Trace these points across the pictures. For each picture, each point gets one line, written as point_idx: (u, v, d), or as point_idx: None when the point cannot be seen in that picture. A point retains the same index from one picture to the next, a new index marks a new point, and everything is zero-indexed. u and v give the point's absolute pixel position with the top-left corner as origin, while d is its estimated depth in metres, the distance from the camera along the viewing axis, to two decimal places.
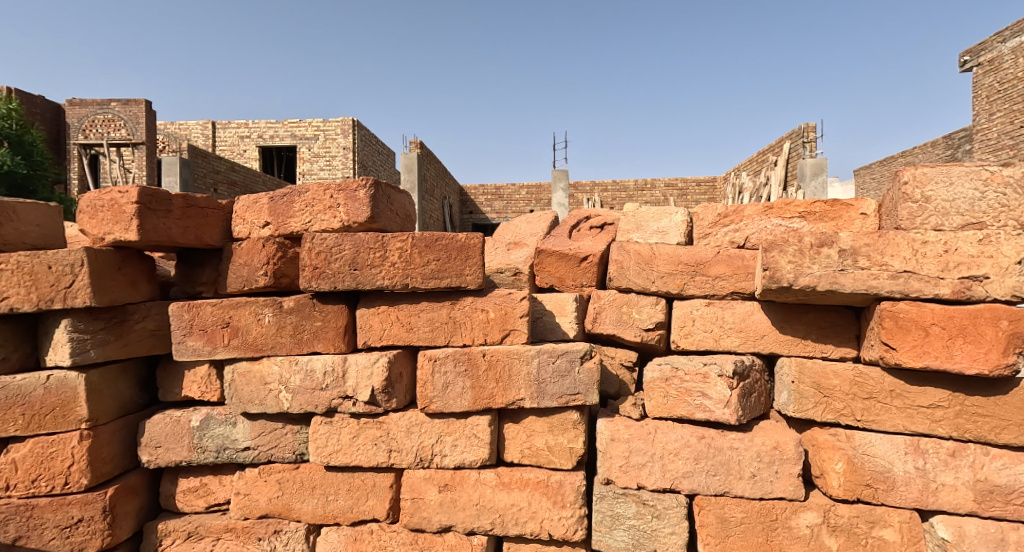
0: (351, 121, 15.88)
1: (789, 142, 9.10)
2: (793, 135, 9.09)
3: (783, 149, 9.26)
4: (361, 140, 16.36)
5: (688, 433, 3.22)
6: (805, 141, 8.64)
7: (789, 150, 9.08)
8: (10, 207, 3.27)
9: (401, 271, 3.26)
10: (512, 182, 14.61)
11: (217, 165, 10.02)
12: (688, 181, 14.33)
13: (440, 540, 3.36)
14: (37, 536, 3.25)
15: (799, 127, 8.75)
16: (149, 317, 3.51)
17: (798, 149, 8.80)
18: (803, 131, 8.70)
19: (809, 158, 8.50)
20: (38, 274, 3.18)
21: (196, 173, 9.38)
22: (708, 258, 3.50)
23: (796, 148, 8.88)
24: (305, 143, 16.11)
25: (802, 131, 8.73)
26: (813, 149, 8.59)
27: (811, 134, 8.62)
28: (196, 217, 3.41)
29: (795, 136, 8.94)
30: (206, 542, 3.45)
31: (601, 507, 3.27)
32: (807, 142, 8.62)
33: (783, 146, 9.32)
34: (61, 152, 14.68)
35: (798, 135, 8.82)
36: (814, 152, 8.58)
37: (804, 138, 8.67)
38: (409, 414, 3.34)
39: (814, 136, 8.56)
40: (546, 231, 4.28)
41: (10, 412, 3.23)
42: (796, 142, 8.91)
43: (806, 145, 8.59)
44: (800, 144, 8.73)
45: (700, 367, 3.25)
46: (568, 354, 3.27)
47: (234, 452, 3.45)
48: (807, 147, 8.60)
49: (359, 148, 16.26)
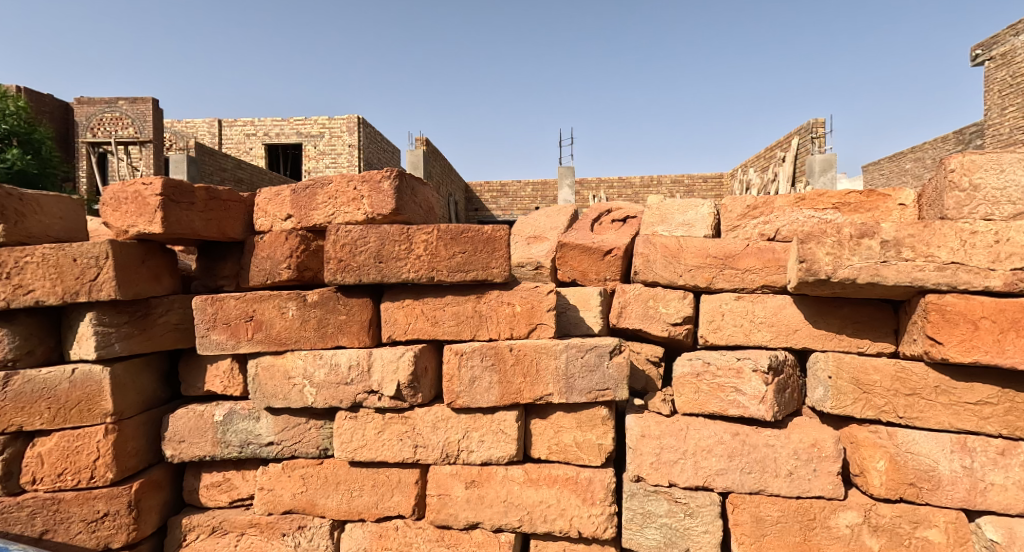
0: (358, 119, 15.92)
1: (798, 137, 8.96)
2: (802, 130, 8.95)
3: (792, 144, 9.11)
4: (367, 138, 16.36)
5: (721, 430, 3.16)
6: (814, 136, 8.50)
7: (797, 146, 8.94)
8: (33, 200, 3.25)
9: (426, 263, 3.20)
10: (518, 179, 14.58)
11: (224, 161, 9.94)
12: (695, 177, 14.28)
13: (467, 537, 3.31)
14: (63, 530, 3.24)
15: (807, 122, 8.61)
16: (172, 311, 3.49)
17: (806, 145, 8.66)
18: (812, 126, 8.56)
19: (819, 153, 8.35)
20: (63, 266, 3.16)
21: (200, 171, 9.29)
22: (737, 250, 3.41)
23: (804, 144, 8.74)
24: (311, 141, 16.13)
25: (811, 126, 8.58)
26: (821, 144, 8.45)
27: (821, 129, 8.49)
28: (218, 209, 3.37)
29: (804, 131, 8.80)
30: (231, 537, 3.43)
31: (632, 505, 3.21)
32: (817, 137, 8.48)
33: (791, 142, 9.18)
34: (70, 149, 14.82)
35: (806, 131, 8.69)
36: (823, 147, 8.44)
37: (812, 134, 8.53)
38: (435, 409, 3.29)
39: (823, 131, 8.42)
40: (567, 224, 4.19)
41: (36, 406, 3.21)
42: (804, 138, 8.76)
43: (815, 140, 8.46)
44: (808, 139, 8.60)
45: (733, 361, 3.17)
46: (597, 348, 3.20)
47: (258, 446, 3.41)
48: (816, 142, 8.45)
49: (365, 145, 16.26)
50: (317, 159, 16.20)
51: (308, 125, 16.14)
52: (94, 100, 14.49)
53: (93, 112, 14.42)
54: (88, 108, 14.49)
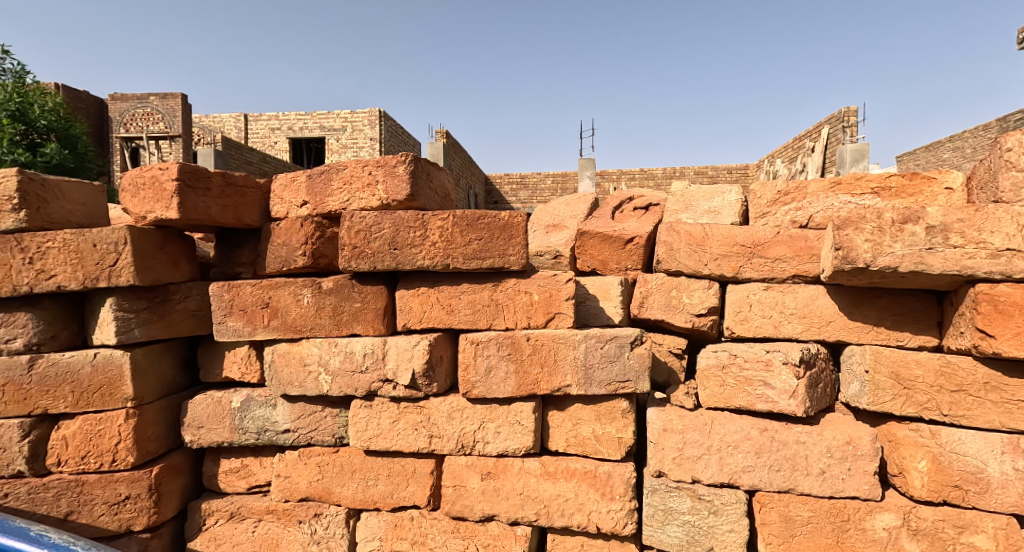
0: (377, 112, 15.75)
1: (830, 125, 8.51)
2: (832, 118, 8.55)
3: (822, 133, 8.71)
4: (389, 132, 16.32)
5: (748, 425, 3.04)
6: (846, 125, 8.13)
7: (828, 135, 8.52)
8: (56, 186, 3.29)
9: (442, 250, 3.13)
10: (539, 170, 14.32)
11: (252, 157, 10.12)
12: (719, 167, 13.92)
13: (482, 529, 3.26)
14: (87, 512, 3.28)
15: (840, 110, 8.18)
16: (190, 297, 3.50)
17: (837, 134, 8.28)
18: (843, 114, 8.18)
19: (850, 142, 7.97)
20: (84, 252, 3.19)
21: (226, 166, 9.33)
22: (767, 238, 3.24)
23: (834, 133, 8.38)
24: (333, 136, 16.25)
25: (843, 114, 8.18)
26: (853, 133, 8.06)
27: (853, 118, 8.09)
28: (234, 195, 3.35)
29: (835, 120, 8.39)
30: (248, 523, 3.43)
31: (653, 501, 3.11)
32: (849, 126, 8.10)
33: (823, 131, 8.70)
34: (103, 145, 15.20)
35: (837, 119, 8.27)
36: (855, 136, 8.04)
37: (844, 122, 8.15)
38: (451, 399, 3.23)
39: (857, 120, 8.02)
40: (587, 213, 4.05)
41: (60, 389, 3.26)
42: (834, 126, 8.40)
43: (846, 129, 8.07)
44: (840, 128, 8.21)
45: (762, 354, 3.05)
46: (617, 339, 3.11)
47: (274, 434, 3.38)
48: (847, 131, 8.08)
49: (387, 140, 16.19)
50: (337, 150, 16.25)
51: (331, 120, 16.23)
52: (125, 96, 14.77)
53: (126, 107, 14.69)
54: (122, 104, 14.73)
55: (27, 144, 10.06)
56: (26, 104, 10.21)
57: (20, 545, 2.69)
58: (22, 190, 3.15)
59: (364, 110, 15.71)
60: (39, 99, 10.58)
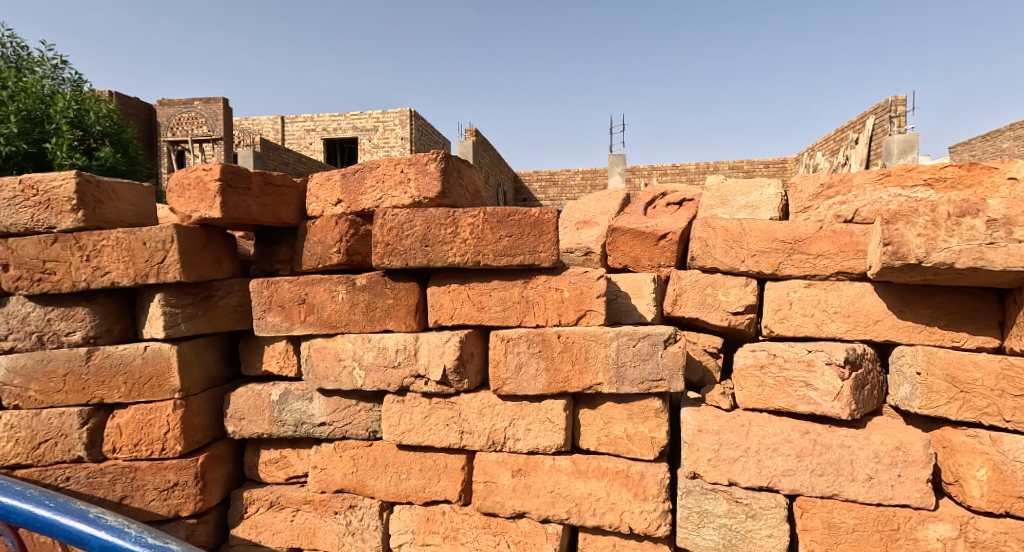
0: (406, 112, 15.99)
1: (874, 116, 8.24)
2: (879, 108, 8.24)
3: (867, 124, 8.41)
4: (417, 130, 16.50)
5: (788, 427, 2.93)
6: (894, 115, 7.80)
7: (873, 127, 8.27)
8: (110, 188, 3.47)
9: (472, 247, 3.14)
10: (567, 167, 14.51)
11: (287, 157, 10.39)
12: (756, 162, 13.60)
13: (513, 526, 3.27)
14: (139, 496, 3.45)
15: (888, 100, 7.80)
16: (231, 293, 3.64)
17: (884, 124, 7.93)
18: (891, 104, 7.85)
19: (898, 133, 7.61)
20: (135, 249, 3.34)
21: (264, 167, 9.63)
22: (809, 234, 3.11)
23: (881, 124, 8.07)
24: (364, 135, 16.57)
25: (891, 104, 7.83)
26: (901, 123, 7.69)
27: (902, 107, 7.74)
28: (273, 195, 3.45)
29: (883, 109, 8.10)
30: (287, 512, 3.54)
31: (688, 503, 3.04)
32: (897, 116, 7.72)
33: (867, 122, 8.46)
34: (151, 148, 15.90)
35: (883, 109, 7.98)
36: (902, 127, 7.67)
37: (892, 113, 7.83)
38: (481, 396, 3.24)
39: (904, 110, 7.65)
40: (618, 209, 3.99)
41: (114, 380, 3.43)
42: (881, 117, 8.11)
43: (896, 118, 7.67)
44: (886, 119, 7.90)
45: (803, 354, 2.94)
46: (650, 337, 3.05)
47: (311, 426, 3.47)
48: (896, 121, 7.69)
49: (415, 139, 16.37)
50: (369, 151, 16.48)
51: (363, 120, 16.51)
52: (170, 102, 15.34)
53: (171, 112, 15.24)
54: (167, 109, 15.31)
55: (83, 148, 10.46)
56: (83, 108, 10.43)
57: (76, 529, 2.08)
58: (80, 192, 3.31)
59: (393, 111, 15.97)
60: (96, 105, 10.93)
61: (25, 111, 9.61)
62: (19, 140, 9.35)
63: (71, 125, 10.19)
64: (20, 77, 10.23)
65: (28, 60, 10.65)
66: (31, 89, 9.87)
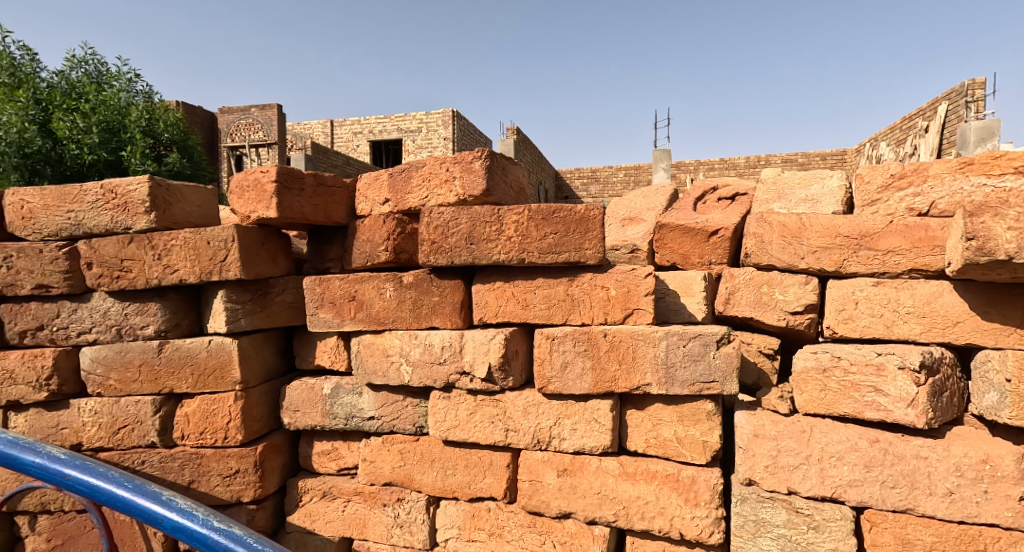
0: (450, 112, 16.04)
1: (948, 103, 8.33)
2: (952, 94, 8.23)
3: (940, 110, 8.40)
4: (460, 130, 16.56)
5: (856, 435, 2.74)
6: (971, 100, 7.75)
7: (945, 113, 8.33)
8: (178, 190, 3.69)
9: (517, 245, 3.11)
10: (608, 165, 14.37)
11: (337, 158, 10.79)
12: (813, 155, 13.21)
13: (559, 526, 3.23)
14: (205, 481, 3.65)
15: (965, 84, 7.69)
16: (286, 290, 3.79)
17: (959, 109, 7.84)
18: (969, 88, 7.68)
19: (975, 118, 7.57)
20: (199, 248, 3.52)
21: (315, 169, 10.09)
22: (878, 228, 2.90)
23: (956, 110, 8.00)
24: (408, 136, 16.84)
25: (968, 88, 7.67)
26: (980, 108, 7.69)
27: (979, 91, 7.66)
28: (324, 195, 3.56)
29: (956, 95, 8.03)
30: (339, 502, 3.65)
31: (743, 510, 2.89)
32: (974, 102, 7.67)
33: (939, 108, 8.44)
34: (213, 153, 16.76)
35: (961, 93, 7.83)
36: (982, 111, 7.63)
37: (969, 96, 7.71)
38: (526, 394, 3.21)
39: (984, 93, 7.61)
40: (665, 205, 3.87)
41: (182, 371, 3.64)
42: (956, 102, 7.98)
43: (975, 104, 7.67)
44: (965, 103, 7.77)
45: (872, 357, 2.74)
46: (702, 337, 2.93)
47: (360, 420, 3.56)
48: (973, 107, 7.66)
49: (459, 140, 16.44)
50: (413, 152, 16.79)
51: (407, 121, 16.74)
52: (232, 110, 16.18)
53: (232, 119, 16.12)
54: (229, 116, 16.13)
55: (153, 155, 11.16)
56: (154, 118, 11.04)
57: (149, 509, 2.11)
58: (152, 195, 3.53)
59: (437, 111, 16.16)
60: (164, 115, 11.59)
61: (105, 123, 10.28)
62: (100, 150, 10.09)
63: (144, 134, 10.86)
64: (100, 90, 10.91)
65: (107, 74, 11.37)
66: (110, 102, 10.52)
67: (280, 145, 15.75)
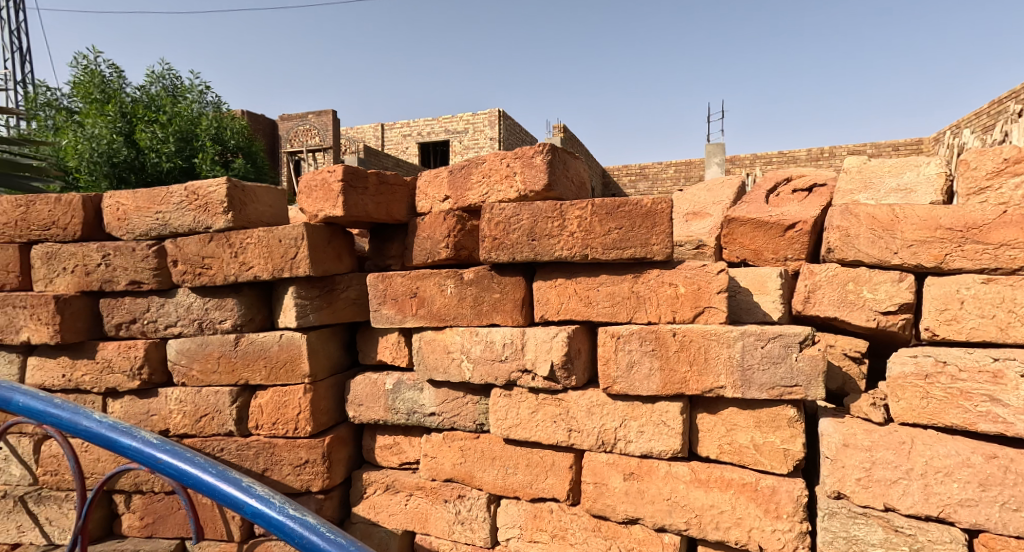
0: (496, 112, 16.06)
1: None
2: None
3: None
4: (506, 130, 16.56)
5: (968, 449, 2.49)
6: None
7: None
8: (252, 191, 3.87)
9: (580, 240, 3.03)
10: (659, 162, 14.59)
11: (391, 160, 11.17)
12: (884, 145, 12.58)
13: (626, 532, 3.13)
14: (277, 470, 3.79)
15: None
16: (350, 287, 3.90)
17: None
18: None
19: None
20: (272, 246, 3.66)
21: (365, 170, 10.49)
22: (986, 220, 2.62)
23: None
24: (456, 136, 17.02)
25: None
26: None
27: None
28: (386, 193, 3.62)
29: None
30: (401, 496, 3.70)
31: (831, 526, 2.66)
32: None
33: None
34: (275, 159, 17.54)
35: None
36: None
37: None
38: (590, 394, 3.13)
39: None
40: (732, 198, 3.69)
41: (256, 363, 3.80)
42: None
43: None
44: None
45: (986, 363, 2.50)
46: (783, 338, 2.76)
47: (422, 415, 3.59)
48: None
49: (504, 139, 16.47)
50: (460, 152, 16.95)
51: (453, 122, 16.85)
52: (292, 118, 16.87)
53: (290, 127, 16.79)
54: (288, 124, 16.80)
55: (222, 161, 11.90)
56: (221, 127, 11.74)
57: (232, 495, 2.17)
58: (230, 196, 3.70)
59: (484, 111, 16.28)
60: (232, 123, 12.30)
61: (179, 133, 11.09)
62: (177, 158, 10.83)
63: (214, 142, 11.58)
64: (177, 103, 11.73)
65: (182, 88, 12.19)
66: (183, 114, 11.37)
67: (337, 149, 16.29)
